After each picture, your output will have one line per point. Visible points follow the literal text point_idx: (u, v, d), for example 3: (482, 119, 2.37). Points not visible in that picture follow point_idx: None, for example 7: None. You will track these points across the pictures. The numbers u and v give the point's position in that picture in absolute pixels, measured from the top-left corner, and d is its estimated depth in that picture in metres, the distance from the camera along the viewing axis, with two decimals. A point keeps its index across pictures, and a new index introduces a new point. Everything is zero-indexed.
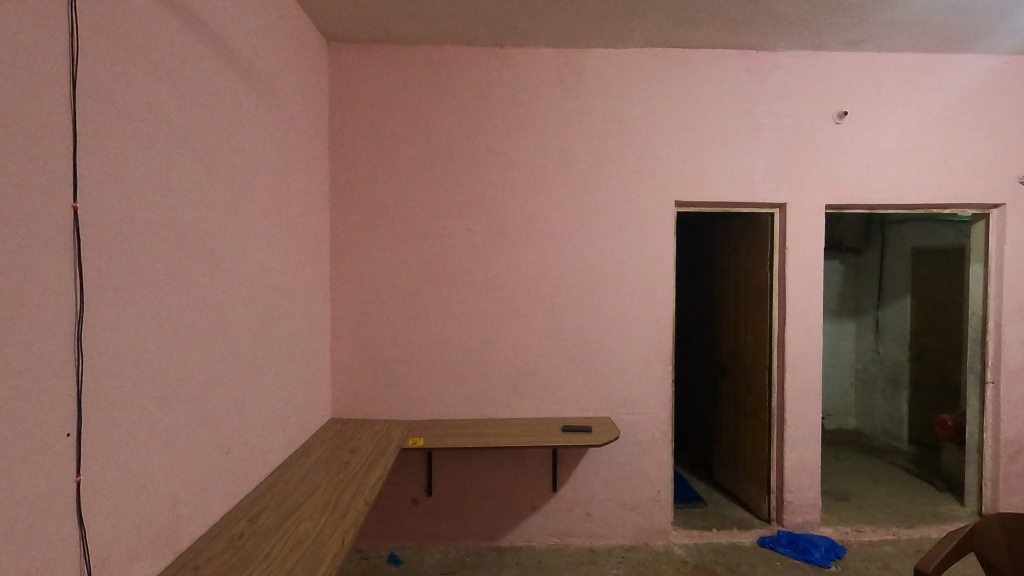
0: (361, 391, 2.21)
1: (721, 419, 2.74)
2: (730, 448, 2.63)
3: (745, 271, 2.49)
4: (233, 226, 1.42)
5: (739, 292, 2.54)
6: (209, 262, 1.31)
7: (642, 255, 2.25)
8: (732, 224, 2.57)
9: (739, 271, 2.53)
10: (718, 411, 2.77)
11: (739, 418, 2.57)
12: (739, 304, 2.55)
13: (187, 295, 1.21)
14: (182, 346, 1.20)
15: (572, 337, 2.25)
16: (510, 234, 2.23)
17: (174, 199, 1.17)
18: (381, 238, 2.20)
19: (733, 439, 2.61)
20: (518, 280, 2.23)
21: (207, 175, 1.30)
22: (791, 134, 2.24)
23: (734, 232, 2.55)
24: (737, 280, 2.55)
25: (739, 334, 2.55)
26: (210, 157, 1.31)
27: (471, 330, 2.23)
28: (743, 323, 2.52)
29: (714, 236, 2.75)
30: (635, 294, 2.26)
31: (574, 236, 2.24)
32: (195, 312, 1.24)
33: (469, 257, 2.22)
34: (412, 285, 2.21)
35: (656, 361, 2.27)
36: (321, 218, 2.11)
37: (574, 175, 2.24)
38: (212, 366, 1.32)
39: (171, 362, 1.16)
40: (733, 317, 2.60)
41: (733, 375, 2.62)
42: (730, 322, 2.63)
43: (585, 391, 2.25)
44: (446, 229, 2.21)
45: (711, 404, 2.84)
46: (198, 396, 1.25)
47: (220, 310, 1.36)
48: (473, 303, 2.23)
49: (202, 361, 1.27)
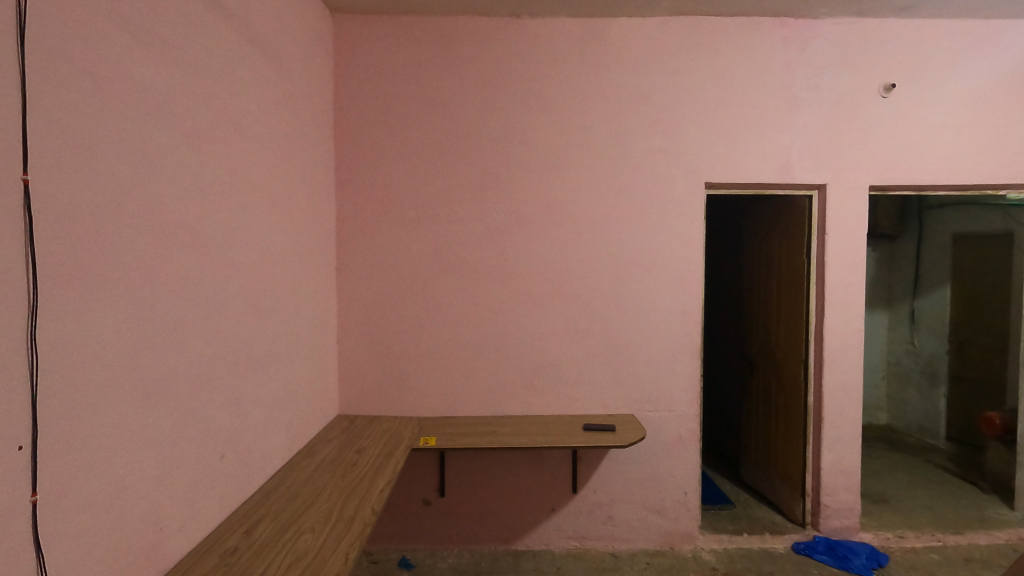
0: (369, 386, 2.09)
1: (750, 415, 2.59)
2: (760, 446, 2.49)
3: (778, 258, 2.33)
4: (225, 209, 1.29)
5: (772, 280, 2.38)
6: (199, 248, 1.19)
7: (669, 241, 2.10)
8: (765, 207, 2.40)
9: (772, 258, 2.37)
10: (746, 407, 2.62)
11: (769, 415, 2.42)
12: (771, 294, 2.39)
13: (172, 284, 1.09)
14: (167, 342, 1.07)
15: (594, 329, 2.11)
16: (527, 219, 2.09)
17: (157, 177, 1.04)
18: (390, 223, 2.07)
19: (763, 437, 2.46)
20: (536, 268, 2.09)
21: (195, 151, 1.17)
22: (832, 109, 2.06)
23: (767, 216, 2.39)
24: (769, 268, 2.39)
25: (771, 325, 2.39)
26: (199, 131, 1.18)
27: (486, 321, 2.10)
28: (775, 314, 2.36)
29: (745, 220, 2.58)
30: (661, 283, 2.11)
31: (596, 221, 2.09)
32: (181, 303, 1.12)
33: (483, 244, 2.08)
34: (424, 274, 2.08)
35: (684, 355, 2.12)
36: (327, 202, 1.98)
37: (596, 156, 2.08)
38: (203, 362, 1.19)
39: (153, 360, 1.03)
40: (765, 308, 2.44)
41: (764, 369, 2.46)
42: (761, 312, 2.47)
43: (607, 387, 2.11)
44: (460, 214, 2.08)
45: (740, 399, 2.70)
46: (186, 397, 1.13)
47: (212, 301, 1.24)
48: (488, 293, 2.09)
49: (191, 357, 1.15)
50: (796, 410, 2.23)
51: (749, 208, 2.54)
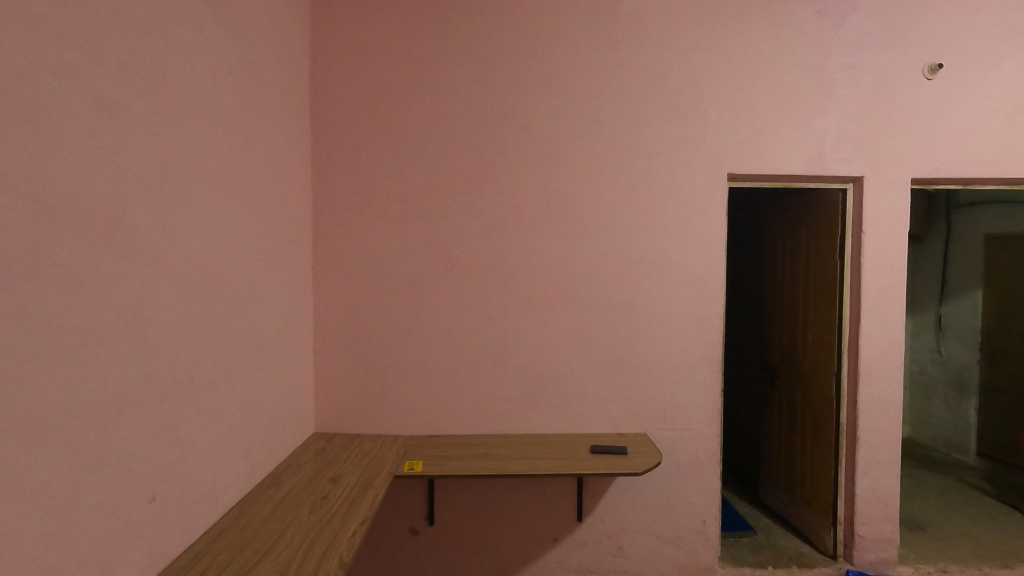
0: (350, 401, 1.86)
1: (771, 431, 2.37)
2: (783, 466, 2.26)
3: (806, 258, 2.11)
4: (171, 196, 1.07)
5: (799, 283, 2.16)
6: (135, 243, 0.96)
7: (687, 240, 1.87)
8: (791, 202, 2.18)
9: (799, 259, 2.15)
10: (767, 422, 2.41)
11: (794, 433, 2.20)
12: (798, 298, 2.17)
13: (92, 287, 0.86)
14: (84, 360, 0.85)
15: (602, 337, 1.88)
16: (528, 213, 1.86)
17: (70, 152, 0.82)
18: (373, 217, 1.84)
19: (787, 456, 2.24)
20: (538, 269, 1.87)
21: (128, 123, 0.95)
22: (871, 93, 1.84)
23: (794, 212, 2.17)
24: (796, 269, 2.17)
25: (797, 333, 2.17)
26: (133, 100, 0.96)
27: (482, 327, 1.87)
28: (802, 320, 2.14)
29: (767, 217, 2.36)
30: (679, 286, 1.88)
31: (606, 217, 1.87)
32: (107, 311, 0.90)
33: (480, 241, 1.85)
34: (412, 275, 1.85)
35: (703, 367, 1.89)
36: (302, 193, 1.75)
37: (607, 143, 1.86)
38: (136, 384, 0.97)
39: (63, 384, 0.81)
40: (790, 313, 2.22)
41: (787, 381, 2.24)
42: (785, 317, 2.25)
43: (616, 402, 1.89)
44: (453, 208, 1.85)
45: (760, 413, 2.47)
46: (110, 428, 0.91)
47: (152, 308, 1.01)
48: (485, 297, 1.86)
49: (120, 379, 0.93)
50: (826, 428, 2.01)
51: (773, 203, 2.32)
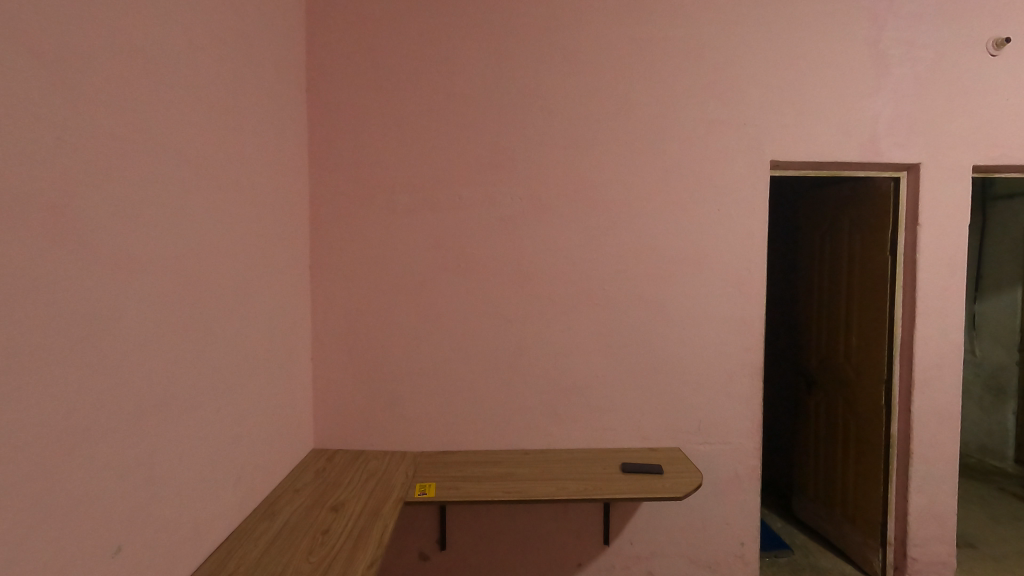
0: (352, 414, 1.68)
1: (808, 440, 2.19)
2: (822, 479, 2.09)
3: (852, 254, 1.93)
4: (144, 182, 0.88)
5: (844, 281, 1.98)
6: (95, 237, 0.77)
7: (725, 234, 1.69)
8: (836, 193, 2.00)
9: (844, 254, 1.97)
10: (803, 431, 2.23)
11: (835, 444, 2.03)
12: (842, 297, 1.99)
13: (36, 293, 0.68)
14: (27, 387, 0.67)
15: (631, 343, 1.70)
16: (549, 205, 1.67)
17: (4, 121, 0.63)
18: (377, 210, 1.65)
19: (827, 469, 2.07)
20: (561, 267, 1.68)
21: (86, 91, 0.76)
22: (929, 71, 1.66)
23: (838, 203, 1.99)
24: (840, 266, 1.99)
25: (839, 337, 2.00)
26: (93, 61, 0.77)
27: (498, 332, 1.69)
28: (846, 321, 1.96)
29: (807, 209, 2.18)
30: (716, 286, 1.70)
31: (636, 209, 1.69)
32: (58, 325, 0.71)
33: (495, 236, 1.67)
34: (420, 274, 1.66)
35: (743, 374, 1.71)
36: (297, 183, 1.56)
37: (637, 127, 1.67)
38: (99, 411, 0.79)
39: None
40: (832, 314, 2.05)
41: (828, 387, 2.07)
42: (827, 318, 2.08)
43: (647, 414, 1.71)
44: (465, 199, 1.66)
45: (795, 421, 2.30)
46: (64, 469, 0.72)
47: (119, 318, 0.83)
48: (501, 299, 1.68)
49: (77, 407, 0.75)
50: (874, 440, 1.83)
51: (813, 193, 2.15)
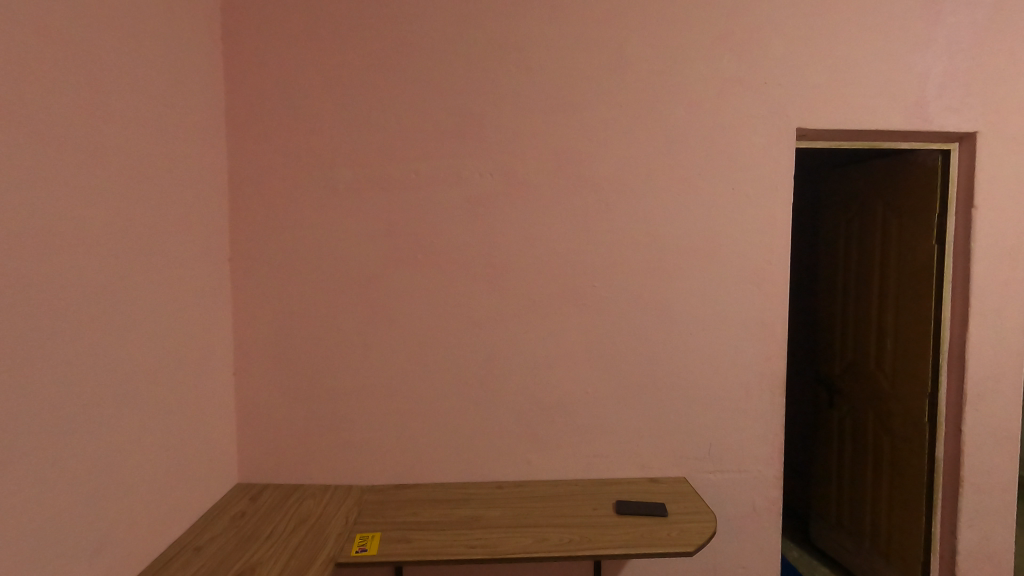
0: (286, 440, 1.37)
1: (832, 458, 1.91)
2: (849, 505, 1.81)
3: (891, 242, 1.63)
4: None
5: (878, 275, 1.69)
6: None
7: (741, 219, 1.39)
8: (872, 170, 1.71)
9: (880, 243, 1.68)
10: (825, 447, 1.95)
11: (866, 465, 1.74)
12: (875, 294, 1.70)
13: None
14: None
15: (629, 351, 1.40)
16: (526, 184, 1.36)
17: None
18: (313, 190, 1.33)
19: (854, 493, 1.78)
20: (542, 260, 1.38)
21: None
22: (989, 19, 1.37)
23: (875, 182, 1.69)
24: (875, 257, 1.70)
25: (872, 341, 1.71)
26: None
27: (466, 340, 1.38)
28: (880, 322, 1.67)
29: (835, 190, 1.89)
30: (730, 282, 1.40)
31: (633, 189, 1.38)
32: None
33: (461, 222, 1.36)
34: (368, 269, 1.35)
35: (762, 389, 1.42)
36: (207, 156, 1.24)
37: (634, 87, 1.37)
38: None
39: None
40: (863, 314, 1.76)
41: (857, 399, 1.78)
42: (856, 318, 1.79)
43: (646, 437, 1.41)
44: (423, 177, 1.35)
45: (816, 435, 2.02)
46: None
47: None
48: (469, 299, 1.37)
49: None
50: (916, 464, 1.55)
51: (844, 172, 1.85)
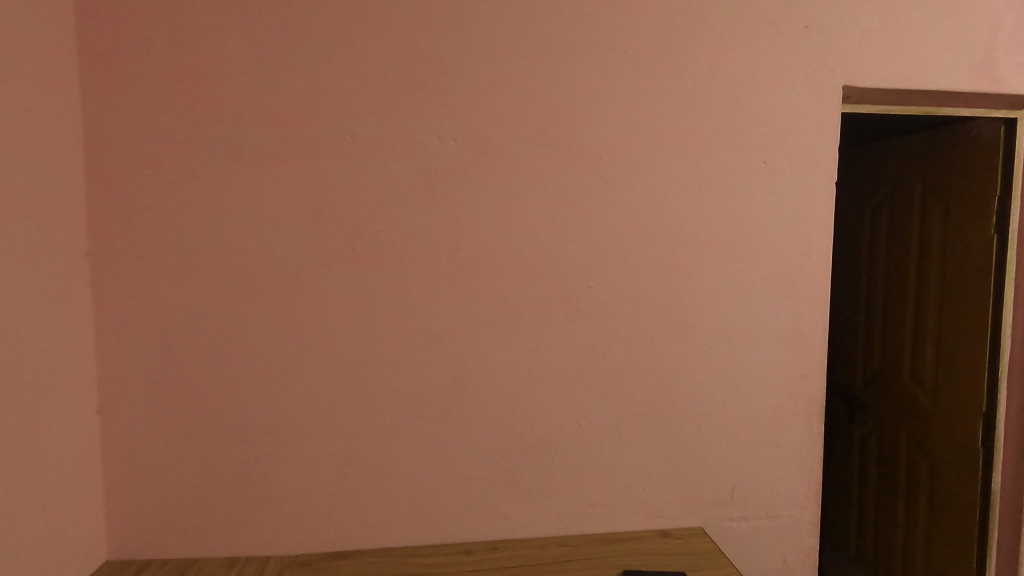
0: (176, 499, 1.01)
1: (855, 482, 1.66)
2: (876, 535, 1.56)
3: (934, 231, 1.37)
4: None
5: (916, 269, 1.43)
6: None
7: (775, 202, 1.10)
8: (911, 145, 1.44)
9: (918, 233, 1.42)
10: (846, 465, 1.70)
11: (898, 492, 1.49)
12: (911, 292, 1.44)
13: None
14: None
15: (634, 371, 1.10)
16: (501, 153, 1.03)
17: None
18: (209, 159, 0.97)
19: (884, 526, 1.53)
20: (522, 254, 1.05)
21: None
22: None
23: (914, 159, 1.43)
24: (911, 248, 1.44)
25: (909, 349, 1.45)
26: None
27: (423, 359, 1.04)
28: (919, 325, 1.41)
29: (865, 169, 1.62)
30: (760, 281, 1.11)
31: (641, 161, 1.07)
32: None
33: (414, 203, 1.02)
34: (288, 266, 1.00)
35: (797, 414, 1.14)
36: (45, 107, 0.87)
37: (643, 27, 1.05)
38: None
39: None
40: (895, 317, 1.49)
41: (888, 415, 1.52)
42: (886, 319, 1.53)
43: (656, 479, 1.11)
44: (363, 142, 1.00)
45: (836, 455, 1.76)
46: None
47: None
48: (427, 306, 1.03)
49: None
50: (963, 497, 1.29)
51: (876, 147, 1.58)
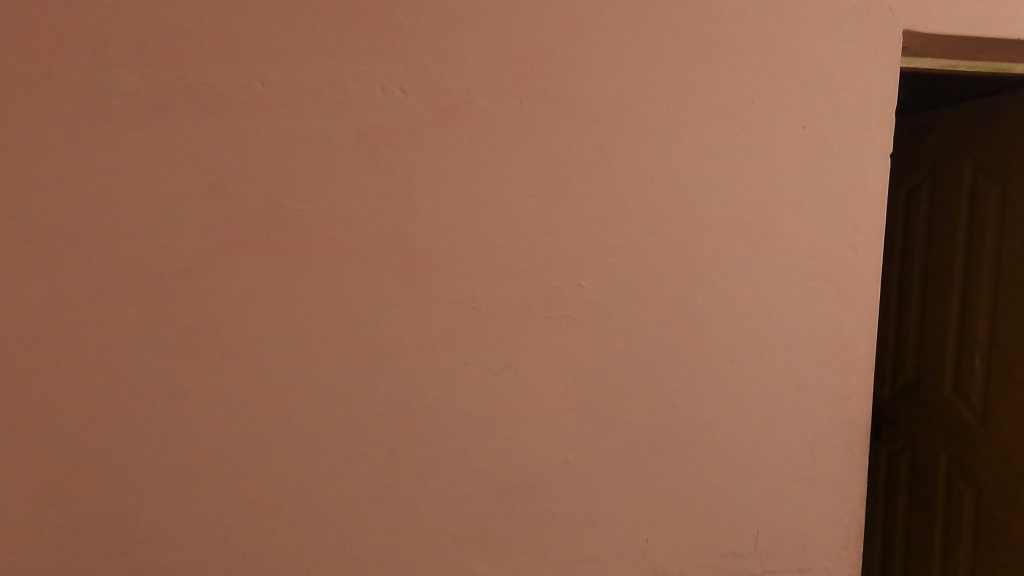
0: (37, 562, 0.77)
1: (886, 506, 1.45)
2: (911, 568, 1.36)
3: (986, 212, 1.16)
4: None
5: (962, 257, 1.22)
6: None
7: (816, 179, 0.87)
8: (960, 114, 1.23)
9: (967, 215, 1.21)
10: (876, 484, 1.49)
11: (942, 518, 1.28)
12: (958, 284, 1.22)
13: None
14: None
15: (636, 393, 0.87)
16: (465, 111, 0.79)
17: None
18: (68, 116, 0.72)
19: (920, 559, 1.32)
20: (493, 245, 0.81)
21: None
22: None
23: (964, 133, 1.21)
24: (957, 233, 1.23)
25: (952, 355, 1.24)
26: None
27: (364, 381, 0.80)
28: (965, 325, 1.20)
29: (903, 148, 1.42)
30: (794, 280, 0.88)
31: (648, 125, 0.83)
32: None
33: (350, 177, 0.77)
34: (181, 259, 0.76)
35: (836, 445, 0.91)
36: None
37: None
38: None
39: None
40: (936, 318, 1.28)
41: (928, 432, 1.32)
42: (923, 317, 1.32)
43: (661, 526, 0.89)
44: (281, 94, 0.75)
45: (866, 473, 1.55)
46: None
47: None
48: (368, 313, 0.79)
49: None
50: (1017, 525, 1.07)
51: (916, 122, 1.38)
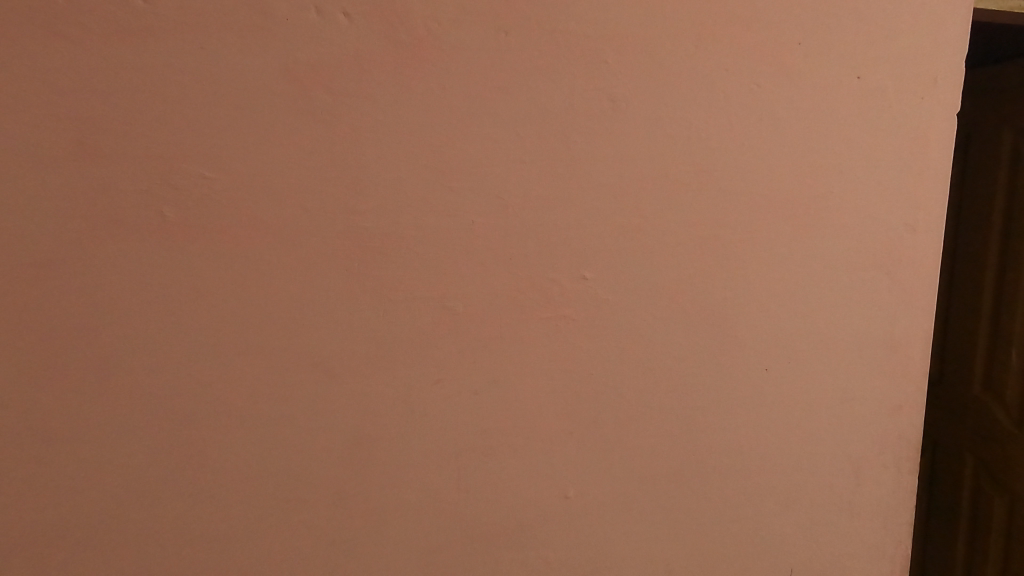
0: None
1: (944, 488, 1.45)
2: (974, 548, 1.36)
3: None
4: None
5: (1003, 210, 1.25)
6: None
7: (872, 143, 0.70)
8: (1006, 86, 1.27)
9: (1009, 169, 1.24)
10: (952, 472, 1.43)
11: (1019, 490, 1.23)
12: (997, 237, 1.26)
13: None
14: None
15: (651, 411, 0.70)
16: (433, 46, 0.59)
17: None
18: None
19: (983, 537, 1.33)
20: (472, 226, 0.62)
21: None
22: None
23: (1012, 102, 1.25)
24: (998, 190, 1.27)
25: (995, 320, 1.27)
26: None
27: (302, 404, 0.62)
28: (1004, 290, 1.25)
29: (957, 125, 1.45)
30: (843, 269, 0.71)
31: (670, 70, 0.65)
32: None
33: (275, 134, 0.57)
34: (35, 247, 0.55)
35: (882, 465, 0.76)
36: None
37: None
38: None
39: None
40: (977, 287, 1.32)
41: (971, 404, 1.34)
42: (962, 280, 1.35)
43: (680, 568, 0.73)
44: (172, 16, 0.55)
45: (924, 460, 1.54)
46: None
47: None
48: (306, 315, 0.60)
49: None
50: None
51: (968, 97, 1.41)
